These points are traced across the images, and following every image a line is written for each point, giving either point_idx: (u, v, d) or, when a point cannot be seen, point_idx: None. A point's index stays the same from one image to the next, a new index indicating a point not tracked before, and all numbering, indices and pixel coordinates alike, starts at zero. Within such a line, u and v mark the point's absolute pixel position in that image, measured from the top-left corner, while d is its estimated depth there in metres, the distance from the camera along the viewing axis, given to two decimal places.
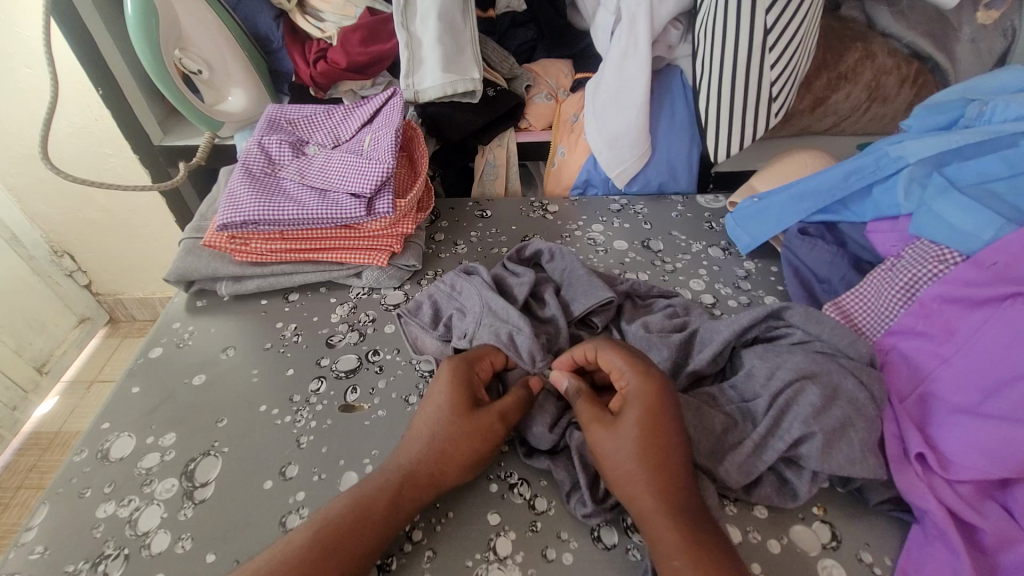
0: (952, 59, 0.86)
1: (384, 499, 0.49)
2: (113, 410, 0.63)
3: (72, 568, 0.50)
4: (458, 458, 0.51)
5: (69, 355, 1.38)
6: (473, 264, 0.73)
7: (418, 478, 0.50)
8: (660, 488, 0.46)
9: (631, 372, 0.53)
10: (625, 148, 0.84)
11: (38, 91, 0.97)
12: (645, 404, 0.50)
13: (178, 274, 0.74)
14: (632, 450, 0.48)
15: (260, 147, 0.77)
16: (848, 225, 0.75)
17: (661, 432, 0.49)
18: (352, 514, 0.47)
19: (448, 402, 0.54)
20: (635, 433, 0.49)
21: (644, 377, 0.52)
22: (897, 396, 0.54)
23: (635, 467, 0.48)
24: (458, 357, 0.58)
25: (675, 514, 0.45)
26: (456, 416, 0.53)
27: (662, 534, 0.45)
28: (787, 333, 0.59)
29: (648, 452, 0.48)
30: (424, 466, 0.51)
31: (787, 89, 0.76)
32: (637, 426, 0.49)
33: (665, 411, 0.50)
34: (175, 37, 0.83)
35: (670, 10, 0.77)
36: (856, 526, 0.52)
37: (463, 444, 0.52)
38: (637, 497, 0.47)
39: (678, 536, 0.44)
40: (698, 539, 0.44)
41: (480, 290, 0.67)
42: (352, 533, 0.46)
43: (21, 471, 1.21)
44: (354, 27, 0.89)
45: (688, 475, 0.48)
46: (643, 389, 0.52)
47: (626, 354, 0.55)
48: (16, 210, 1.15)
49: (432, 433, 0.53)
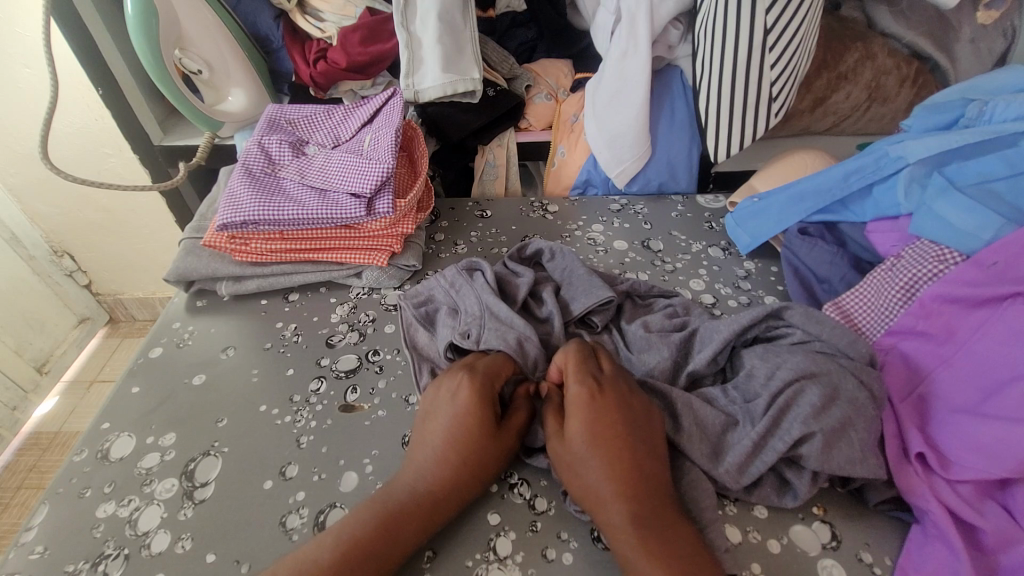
0: (952, 59, 0.86)
1: (415, 526, 0.49)
2: (114, 410, 0.63)
3: (72, 568, 0.50)
4: (486, 478, 0.52)
5: (69, 355, 1.38)
6: (475, 261, 0.72)
7: (447, 496, 0.50)
8: (613, 494, 0.47)
9: (573, 378, 0.54)
10: (625, 147, 0.84)
11: (39, 91, 0.97)
12: (582, 412, 0.51)
13: (178, 274, 0.74)
14: (584, 460, 0.49)
15: (260, 147, 0.77)
16: (848, 225, 0.74)
17: (597, 443, 0.49)
18: (380, 533, 0.47)
19: (477, 422, 0.52)
20: (580, 441, 0.50)
21: (581, 384, 0.53)
22: (897, 396, 0.54)
23: (588, 475, 0.48)
24: (479, 372, 0.56)
25: (632, 522, 0.45)
26: (488, 438, 0.52)
27: (620, 543, 0.45)
28: (788, 333, 0.59)
29: (593, 467, 0.48)
30: (455, 486, 0.51)
31: (787, 90, 0.76)
32: (581, 436, 0.50)
33: (606, 415, 0.50)
34: (175, 37, 0.83)
35: (670, 10, 0.77)
36: (856, 527, 0.52)
37: (492, 465, 0.52)
38: (595, 506, 0.48)
39: (634, 545, 0.45)
40: (657, 546, 0.44)
41: (478, 292, 0.66)
42: (378, 553, 0.46)
43: (20, 471, 1.21)
44: (354, 27, 0.89)
45: (649, 478, 0.48)
46: (579, 394, 0.52)
47: (570, 360, 0.55)
48: (15, 210, 1.15)
49: (460, 452, 0.51)
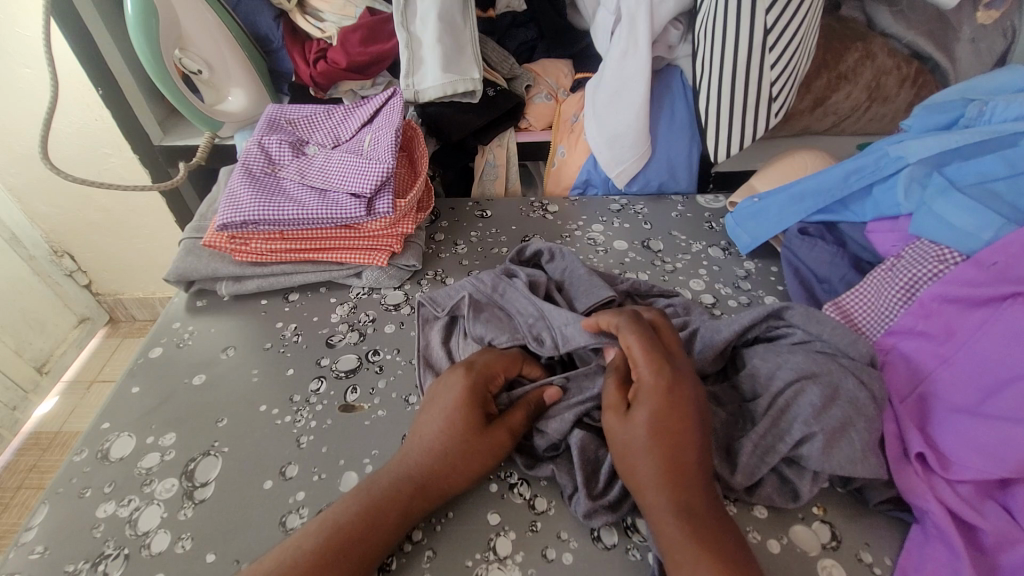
0: (952, 59, 0.86)
1: (394, 514, 0.48)
2: (114, 410, 0.63)
3: (72, 568, 0.50)
4: (468, 472, 0.51)
5: (69, 355, 1.38)
6: (513, 267, 0.71)
7: (438, 475, 0.51)
8: (669, 483, 0.45)
9: (647, 364, 0.50)
10: (626, 148, 0.84)
11: (39, 91, 0.97)
12: (654, 403, 0.48)
13: (178, 274, 0.74)
14: (640, 445, 0.47)
15: (260, 147, 0.77)
16: (848, 225, 0.74)
17: (658, 433, 0.47)
18: (362, 520, 0.47)
19: (460, 418, 0.52)
20: (644, 429, 0.47)
21: (658, 371, 0.49)
22: (897, 396, 0.54)
23: (645, 461, 0.47)
24: (475, 369, 0.56)
25: (680, 512, 0.45)
26: (470, 432, 0.52)
27: (665, 529, 0.45)
28: (788, 333, 0.59)
29: (649, 452, 0.47)
30: (434, 478, 0.51)
31: (787, 90, 0.76)
32: (647, 423, 0.47)
33: (678, 409, 0.48)
34: (175, 37, 0.83)
35: (670, 10, 0.77)
36: (856, 527, 0.52)
37: (476, 460, 0.51)
38: (645, 490, 0.46)
39: (681, 532, 0.44)
40: (704, 534, 0.44)
41: (528, 296, 0.65)
42: (360, 541, 0.46)
43: (21, 471, 1.21)
44: (354, 27, 0.89)
45: (702, 468, 0.47)
46: (657, 382, 0.49)
47: (645, 343, 0.51)
48: (15, 210, 1.15)
49: (443, 442, 0.52)
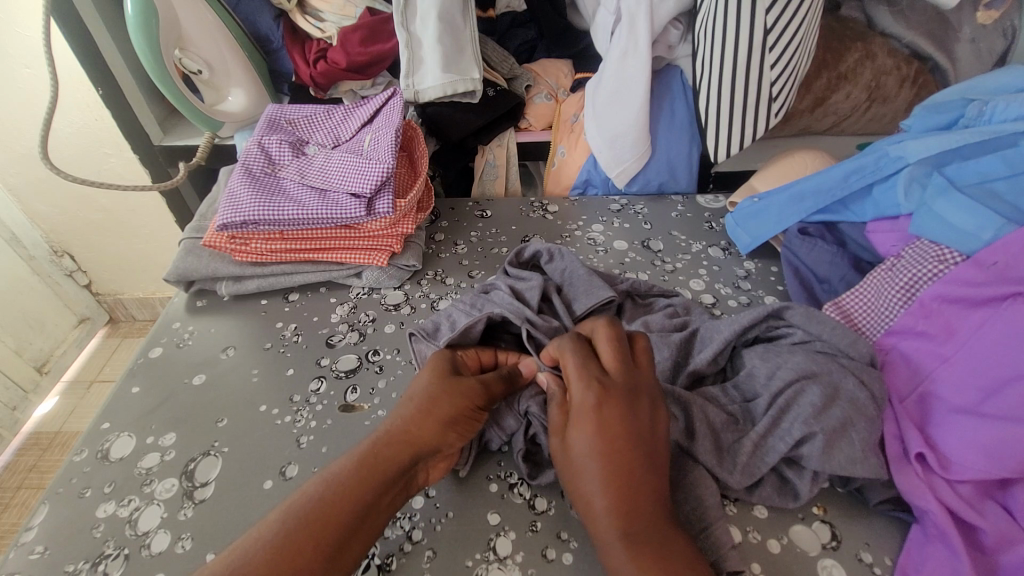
0: (952, 58, 0.86)
1: (348, 467, 0.46)
2: (114, 410, 0.63)
3: (72, 568, 0.50)
4: (437, 413, 0.50)
5: (69, 356, 1.38)
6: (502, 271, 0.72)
7: (402, 419, 0.49)
8: (613, 510, 0.43)
9: (580, 382, 0.48)
10: (625, 148, 0.84)
11: (38, 91, 0.97)
12: (590, 423, 0.46)
13: (177, 274, 0.74)
14: (583, 466, 0.45)
15: (259, 147, 0.77)
16: (849, 225, 0.75)
17: (602, 455, 0.44)
18: (323, 483, 0.45)
19: (431, 368, 0.54)
20: (587, 451, 0.45)
21: (591, 392, 0.47)
22: (897, 396, 0.54)
23: (591, 484, 0.44)
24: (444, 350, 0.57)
25: (630, 539, 0.42)
26: (439, 376, 0.53)
27: (614, 557, 0.42)
28: (788, 333, 0.59)
29: (593, 476, 0.44)
30: (400, 421, 0.49)
31: (787, 90, 0.76)
32: (587, 445, 0.45)
33: (620, 430, 0.45)
34: (175, 37, 0.83)
35: (670, 10, 0.77)
36: (856, 527, 0.52)
37: (444, 402, 0.50)
38: (592, 516, 0.44)
39: (623, 548, 0.42)
40: (653, 551, 0.41)
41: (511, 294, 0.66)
42: (318, 500, 0.43)
43: (21, 471, 1.21)
44: (354, 27, 0.89)
45: (650, 490, 0.44)
46: (586, 398, 0.47)
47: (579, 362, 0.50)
48: (15, 210, 1.15)
49: (411, 390, 0.52)
